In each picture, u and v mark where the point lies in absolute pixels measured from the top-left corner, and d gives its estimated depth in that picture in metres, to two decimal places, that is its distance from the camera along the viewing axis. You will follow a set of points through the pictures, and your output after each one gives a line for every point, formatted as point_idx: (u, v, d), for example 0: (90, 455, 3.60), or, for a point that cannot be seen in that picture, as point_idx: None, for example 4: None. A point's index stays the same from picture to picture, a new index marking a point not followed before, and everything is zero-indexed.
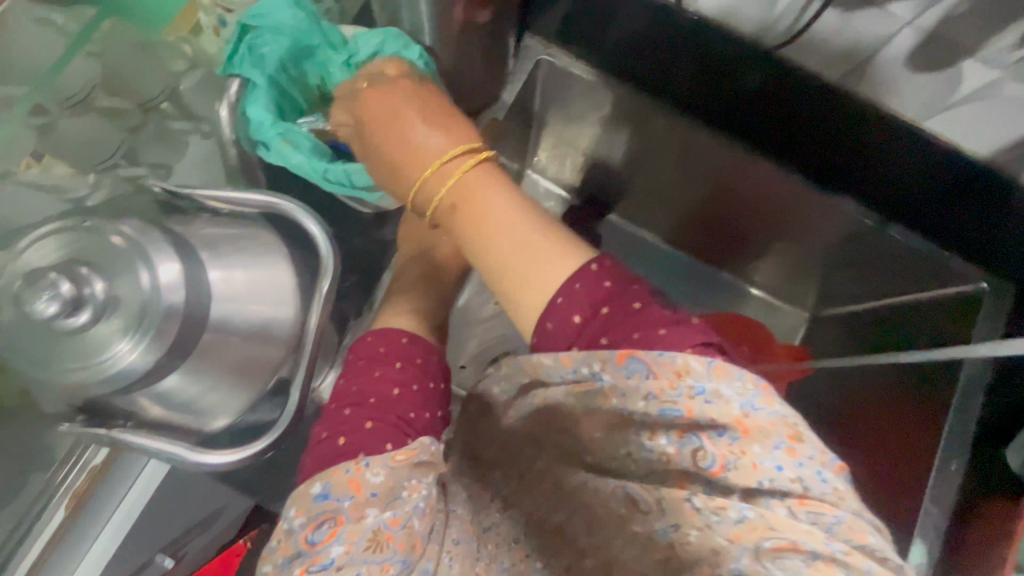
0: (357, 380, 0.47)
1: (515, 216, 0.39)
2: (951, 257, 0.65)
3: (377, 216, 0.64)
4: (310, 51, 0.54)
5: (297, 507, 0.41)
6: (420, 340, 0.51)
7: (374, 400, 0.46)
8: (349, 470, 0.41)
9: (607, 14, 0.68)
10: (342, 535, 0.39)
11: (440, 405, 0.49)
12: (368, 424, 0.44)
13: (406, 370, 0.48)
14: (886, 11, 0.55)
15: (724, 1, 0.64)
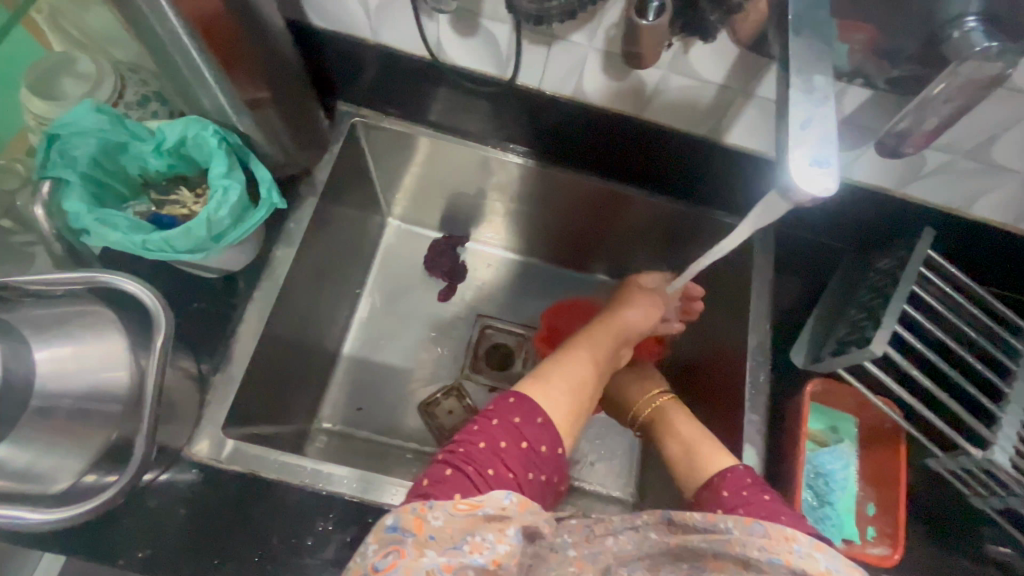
0: (468, 433, 0.52)
1: (689, 433, 0.66)
2: (724, 219, 0.82)
3: (224, 282, 0.73)
4: (122, 147, 0.61)
5: (373, 535, 0.46)
6: (527, 401, 0.54)
7: (483, 445, 0.51)
8: (416, 508, 0.46)
9: (397, 81, 0.76)
10: (399, 569, 0.43)
11: (533, 468, 0.52)
12: (448, 471, 0.49)
13: (500, 426, 0.51)
14: (570, 42, 0.62)
15: (469, 55, 0.69)
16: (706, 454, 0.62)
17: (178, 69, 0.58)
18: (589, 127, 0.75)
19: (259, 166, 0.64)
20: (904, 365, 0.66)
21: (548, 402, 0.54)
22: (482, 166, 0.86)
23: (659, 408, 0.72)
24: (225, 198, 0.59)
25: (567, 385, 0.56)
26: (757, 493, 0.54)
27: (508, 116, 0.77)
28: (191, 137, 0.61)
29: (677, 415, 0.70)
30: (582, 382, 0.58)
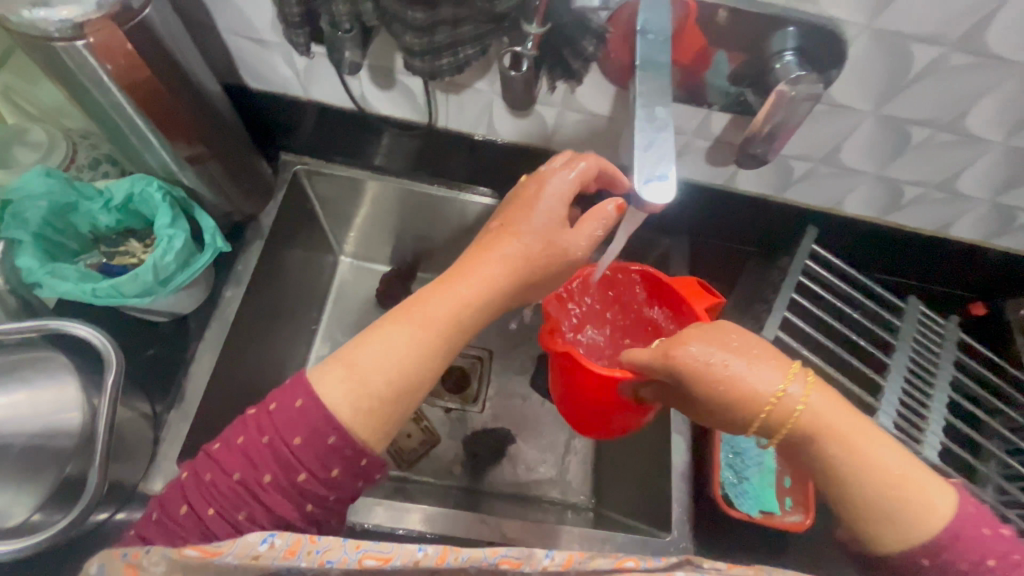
0: (227, 448, 0.48)
1: (875, 458, 0.48)
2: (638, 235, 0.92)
3: (176, 326, 0.78)
4: (72, 206, 0.67)
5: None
6: (313, 415, 0.48)
7: (240, 475, 0.47)
8: (127, 555, 0.39)
9: (331, 132, 0.84)
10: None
11: (307, 498, 0.49)
12: (186, 508, 0.47)
13: (267, 449, 0.47)
14: (476, 89, 0.71)
15: (390, 106, 0.78)
16: (915, 492, 0.46)
17: (123, 134, 0.64)
18: (509, 162, 0.84)
19: (203, 214, 0.70)
20: (795, 347, 0.75)
21: (335, 394, 0.49)
22: (420, 203, 0.93)
23: (806, 416, 0.49)
24: (171, 244, 0.66)
25: (366, 371, 0.50)
26: (1004, 557, 0.44)
27: (435, 156, 0.85)
28: (137, 194, 0.68)
29: (840, 420, 0.49)
30: (387, 365, 0.51)
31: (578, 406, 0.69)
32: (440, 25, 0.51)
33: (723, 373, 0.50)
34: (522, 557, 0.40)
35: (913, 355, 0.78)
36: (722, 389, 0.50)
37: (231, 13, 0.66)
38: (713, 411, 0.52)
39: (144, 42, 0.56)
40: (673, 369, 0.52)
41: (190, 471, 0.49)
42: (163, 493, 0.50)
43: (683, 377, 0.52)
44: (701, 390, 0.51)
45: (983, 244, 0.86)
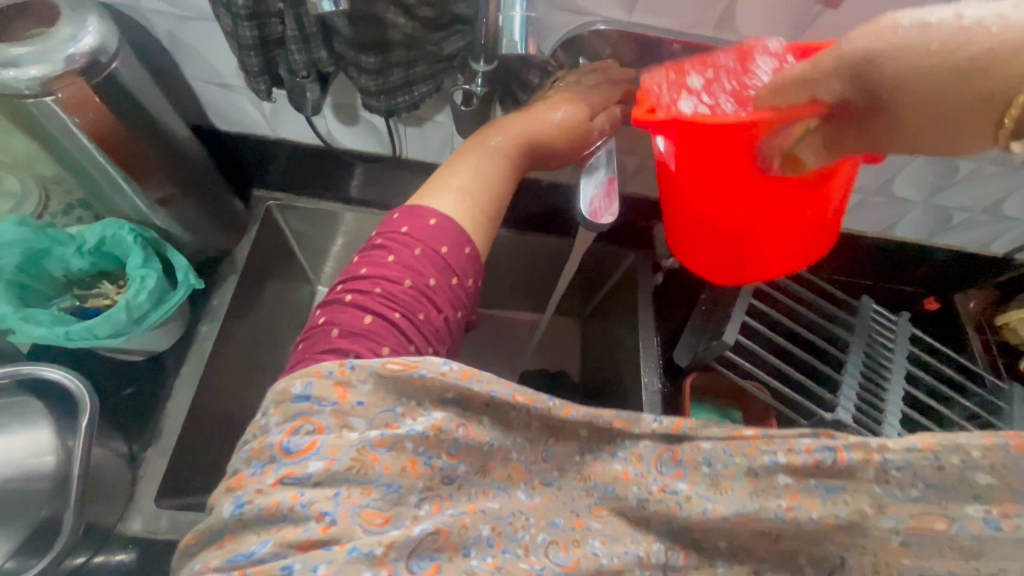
0: (371, 266, 0.48)
1: None
2: (606, 249, 0.96)
3: (153, 365, 0.79)
4: (45, 252, 0.69)
5: (277, 406, 0.39)
6: (448, 225, 0.51)
7: (408, 282, 0.47)
8: (334, 372, 0.39)
9: (299, 169, 0.86)
10: (322, 448, 0.37)
11: (460, 304, 0.50)
12: (367, 317, 0.45)
13: (421, 257, 0.48)
14: (437, 122, 0.75)
15: (357, 140, 0.81)
16: None
17: (95, 180, 0.66)
18: None
19: (175, 253, 0.73)
20: (754, 350, 0.79)
21: (456, 207, 0.53)
22: None
23: None
24: (144, 284, 0.67)
25: (472, 193, 0.54)
26: None
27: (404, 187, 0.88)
28: (109, 236, 0.69)
29: None
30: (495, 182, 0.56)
31: (699, 226, 0.58)
32: (393, 67, 0.55)
33: (954, 28, 0.29)
34: (633, 421, 0.48)
35: (871, 342, 0.81)
36: (950, 51, 0.29)
37: (198, 61, 0.69)
38: (918, 119, 0.32)
39: (112, 95, 0.59)
40: (848, 67, 0.34)
41: (354, 293, 0.47)
42: (320, 324, 0.47)
43: (873, 66, 0.32)
44: (898, 75, 0.31)
45: (929, 242, 0.93)
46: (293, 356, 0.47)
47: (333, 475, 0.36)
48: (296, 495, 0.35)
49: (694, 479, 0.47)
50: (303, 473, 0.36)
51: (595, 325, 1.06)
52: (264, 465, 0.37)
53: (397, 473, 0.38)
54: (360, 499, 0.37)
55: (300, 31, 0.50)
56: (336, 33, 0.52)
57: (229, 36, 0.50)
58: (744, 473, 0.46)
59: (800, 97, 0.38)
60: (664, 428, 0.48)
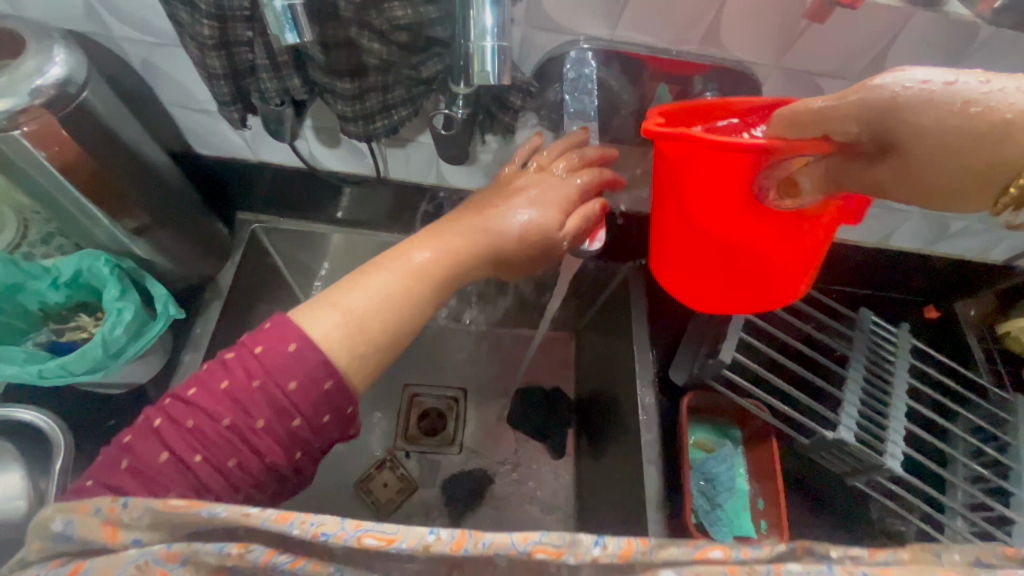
0: (206, 388, 0.42)
1: None
2: (599, 263, 0.94)
3: (134, 397, 0.77)
4: (19, 286, 0.67)
5: (37, 541, 0.34)
6: (310, 356, 0.44)
7: (230, 422, 0.41)
8: (99, 510, 0.33)
9: (282, 191, 0.84)
10: (89, 574, 0.32)
11: (298, 448, 0.44)
12: (164, 454, 0.40)
13: (259, 396, 0.42)
14: (420, 142, 0.73)
15: (339, 160, 0.79)
16: None
17: (67, 211, 0.64)
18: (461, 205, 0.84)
19: (153, 283, 0.71)
20: (751, 366, 0.77)
21: (324, 331, 0.46)
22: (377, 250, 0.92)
23: None
24: (119, 316, 0.65)
25: (353, 311, 0.48)
26: None
27: (389, 207, 0.85)
28: (84, 268, 0.68)
29: None
30: (376, 296, 0.50)
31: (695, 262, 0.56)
32: (369, 92, 0.54)
33: (980, 94, 0.31)
34: (564, 544, 0.34)
35: (869, 355, 0.79)
36: (973, 113, 0.31)
37: (174, 88, 0.68)
38: (933, 180, 0.33)
39: (83, 126, 0.57)
40: (872, 113, 0.34)
41: (167, 421, 0.42)
42: (127, 441, 0.42)
43: (895, 116, 0.33)
44: (920, 130, 0.32)
45: (926, 250, 0.92)
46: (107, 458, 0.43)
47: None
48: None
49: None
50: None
51: (589, 339, 1.03)
52: None
53: None
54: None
55: (271, 59, 0.48)
56: (309, 59, 0.50)
57: (198, 66, 0.49)
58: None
59: (813, 128, 0.37)
60: (609, 558, 0.34)
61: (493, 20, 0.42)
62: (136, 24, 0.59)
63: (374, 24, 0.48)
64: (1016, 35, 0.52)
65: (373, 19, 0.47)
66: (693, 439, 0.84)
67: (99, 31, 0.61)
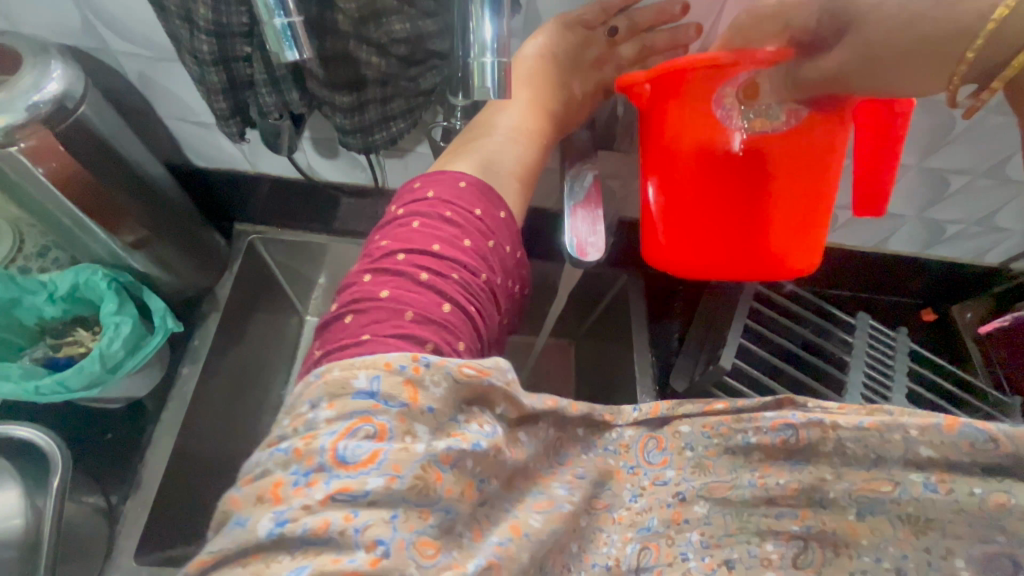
0: (442, 245, 0.43)
1: None
2: (598, 271, 0.94)
3: (132, 411, 0.76)
4: (16, 301, 0.67)
5: (330, 400, 0.33)
6: (511, 225, 0.50)
7: (484, 277, 0.45)
8: (411, 366, 0.33)
9: (280, 203, 0.84)
10: (384, 462, 0.30)
11: (504, 308, 0.50)
12: (446, 305, 0.41)
13: (492, 253, 0.46)
14: (419, 152, 0.73)
15: (337, 172, 0.79)
16: None
17: (64, 226, 0.64)
18: None
19: (151, 296, 0.70)
20: (751, 372, 0.77)
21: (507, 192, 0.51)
22: None
23: None
24: (118, 329, 0.65)
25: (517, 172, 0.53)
26: None
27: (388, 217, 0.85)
28: (81, 282, 0.67)
29: None
30: (534, 175, 0.56)
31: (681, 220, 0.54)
32: (368, 104, 0.54)
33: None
34: (614, 412, 0.47)
35: (869, 359, 0.79)
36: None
37: (170, 101, 0.68)
38: (884, 53, 0.36)
39: (80, 140, 0.57)
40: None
41: (428, 272, 0.41)
42: (381, 299, 0.40)
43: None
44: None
45: (922, 254, 0.92)
46: (332, 345, 0.38)
47: (394, 494, 0.30)
48: (348, 516, 0.29)
49: (680, 460, 0.46)
50: (362, 489, 0.30)
51: (589, 347, 1.03)
52: (309, 472, 0.31)
53: (455, 497, 0.33)
54: (417, 524, 0.31)
55: (270, 73, 0.48)
56: (307, 72, 0.50)
57: (197, 80, 0.49)
58: (723, 451, 0.44)
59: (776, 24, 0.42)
60: (644, 416, 0.47)
61: (493, 31, 0.37)
62: (133, 38, 0.59)
63: (373, 38, 0.48)
64: None
65: (371, 33, 0.47)
66: None
67: (95, 45, 0.61)
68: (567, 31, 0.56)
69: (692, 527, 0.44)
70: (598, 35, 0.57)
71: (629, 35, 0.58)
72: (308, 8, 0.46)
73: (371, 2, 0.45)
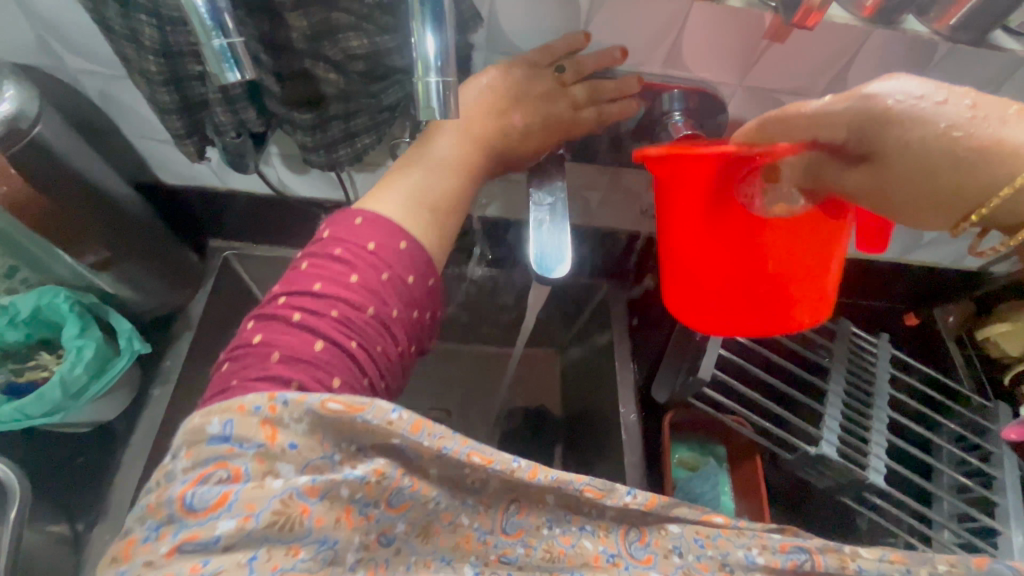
0: (325, 283, 0.44)
1: None
2: (580, 282, 0.93)
3: (100, 435, 0.74)
4: None
5: (188, 449, 0.35)
6: (418, 254, 0.48)
7: (373, 312, 0.44)
8: (259, 409, 0.35)
9: (253, 219, 0.83)
10: (235, 504, 0.33)
11: (415, 340, 0.49)
12: (319, 344, 0.42)
13: (387, 284, 0.45)
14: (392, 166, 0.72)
15: (309, 188, 0.78)
16: None
17: (27, 248, 0.65)
18: None
19: (117, 318, 0.69)
20: (730, 382, 0.76)
21: (418, 222, 0.50)
22: None
23: None
24: (79, 353, 0.64)
25: (432, 202, 0.51)
26: None
27: None
28: (44, 306, 0.66)
29: None
30: (453, 207, 0.53)
31: (696, 279, 0.52)
32: (330, 121, 0.53)
33: (966, 121, 0.36)
34: (607, 489, 0.43)
35: (850, 369, 0.78)
36: (954, 135, 0.36)
37: (133, 120, 0.67)
38: (912, 194, 0.39)
39: (36, 163, 0.56)
40: (870, 121, 0.38)
41: (303, 312, 0.43)
42: (256, 345, 0.42)
43: (888, 130, 0.37)
44: (906, 145, 0.37)
45: (902, 260, 0.92)
46: (215, 380, 0.42)
47: (249, 535, 0.33)
48: (197, 566, 0.32)
49: (668, 563, 0.44)
50: (210, 536, 0.32)
51: (574, 359, 1.02)
52: (161, 525, 0.34)
53: (331, 529, 0.35)
54: (280, 562, 0.33)
55: (223, 92, 0.47)
56: (265, 90, 0.49)
57: (150, 101, 0.48)
58: (721, 567, 0.43)
59: (800, 133, 0.40)
60: (637, 504, 0.44)
61: (435, 48, 0.36)
62: (90, 55, 0.58)
63: (328, 55, 0.47)
64: (971, 51, 0.53)
65: (327, 50, 0.47)
66: (677, 459, 0.83)
67: (53, 63, 0.60)
68: (508, 70, 0.56)
69: None
70: (547, 74, 0.56)
71: (579, 82, 0.57)
72: (261, 26, 0.45)
73: (326, 19, 0.45)
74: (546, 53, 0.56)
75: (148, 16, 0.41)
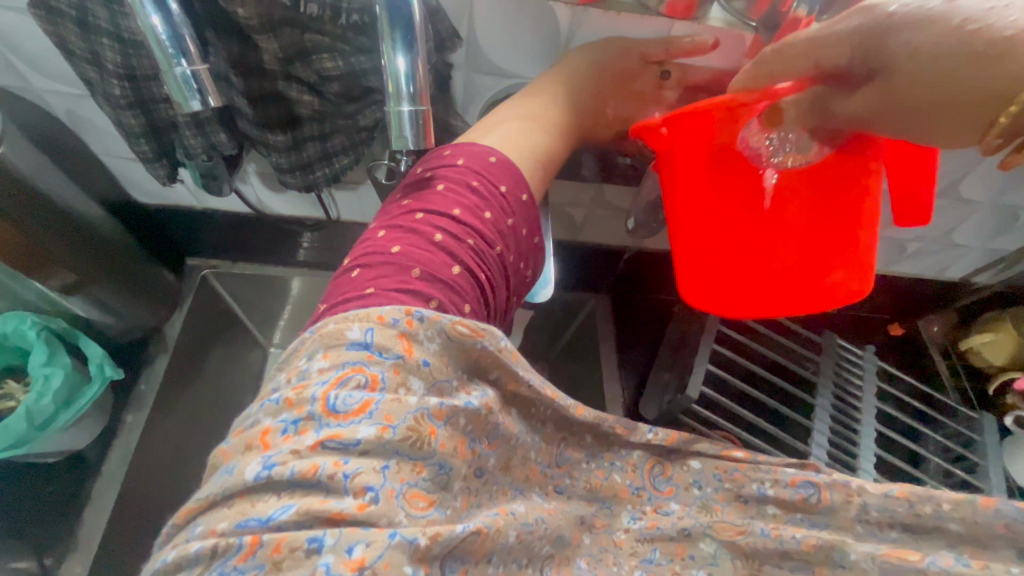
0: (453, 204, 0.40)
1: None
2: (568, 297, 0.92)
3: (69, 465, 0.71)
4: None
5: (325, 350, 0.32)
6: (531, 207, 0.46)
7: (498, 248, 0.41)
8: (402, 321, 0.32)
9: (231, 238, 0.81)
10: (376, 412, 0.29)
11: (514, 295, 0.46)
12: (456, 269, 0.38)
13: (507, 225, 0.42)
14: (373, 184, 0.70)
15: (288, 207, 0.76)
16: None
17: None
18: None
19: (87, 343, 0.68)
20: (716, 399, 0.75)
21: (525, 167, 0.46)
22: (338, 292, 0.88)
23: None
24: (47, 382, 0.63)
25: (541, 152, 0.48)
26: None
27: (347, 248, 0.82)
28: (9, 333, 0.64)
29: None
30: (557, 162, 0.50)
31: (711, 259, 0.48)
32: (305, 142, 0.51)
33: (987, 12, 0.26)
34: (631, 427, 0.44)
35: (837, 384, 0.78)
36: (971, 30, 0.26)
37: (107, 139, 0.65)
38: (918, 117, 0.29)
39: None
40: (874, 30, 0.29)
41: (444, 233, 0.39)
42: (393, 255, 0.37)
43: (887, 37, 0.28)
44: (906, 53, 0.28)
45: (885, 271, 0.92)
46: (327, 299, 0.37)
47: (386, 444, 0.29)
48: (338, 462, 0.28)
49: (687, 497, 0.46)
50: (352, 437, 0.28)
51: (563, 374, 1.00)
52: (298, 420, 0.29)
53: (449, 454, 0.32)
54: (408, 476, 0.30)
55: (192, 116, 0.46)
56: (237, 111, 0.48)
57: (116, 125, 0.46)
58: (733, 498, 0.45)
59: (798, 64, 0.32)
60: (659, 440, 0.45)
61: (405, 68, 0.35)
62: (57, 76, 0.57)
63: (303, 77, 0.46)
64: None
65: (300, 71, 0.46)
66: None
67: (19, 83, 0.59)
68: (624, 54, 0.52)
69: (700, 565, 0.42)
70: (650, 73, 0.52)
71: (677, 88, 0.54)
72: (230, 47, 0.44)
73: (298, 41, 0.44)
74: (659, 48, 0.51)
75: (111, 40, 0.40)
